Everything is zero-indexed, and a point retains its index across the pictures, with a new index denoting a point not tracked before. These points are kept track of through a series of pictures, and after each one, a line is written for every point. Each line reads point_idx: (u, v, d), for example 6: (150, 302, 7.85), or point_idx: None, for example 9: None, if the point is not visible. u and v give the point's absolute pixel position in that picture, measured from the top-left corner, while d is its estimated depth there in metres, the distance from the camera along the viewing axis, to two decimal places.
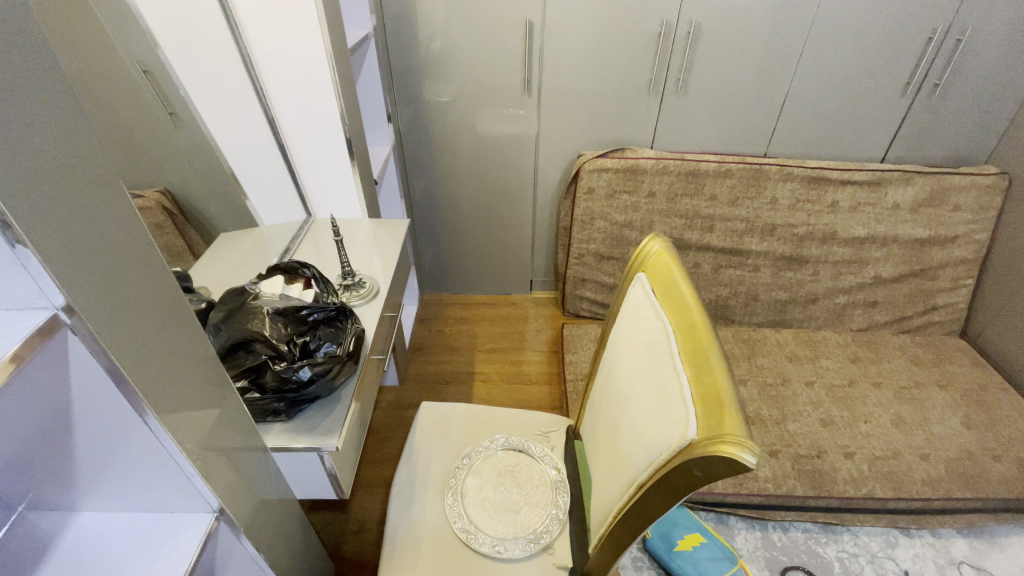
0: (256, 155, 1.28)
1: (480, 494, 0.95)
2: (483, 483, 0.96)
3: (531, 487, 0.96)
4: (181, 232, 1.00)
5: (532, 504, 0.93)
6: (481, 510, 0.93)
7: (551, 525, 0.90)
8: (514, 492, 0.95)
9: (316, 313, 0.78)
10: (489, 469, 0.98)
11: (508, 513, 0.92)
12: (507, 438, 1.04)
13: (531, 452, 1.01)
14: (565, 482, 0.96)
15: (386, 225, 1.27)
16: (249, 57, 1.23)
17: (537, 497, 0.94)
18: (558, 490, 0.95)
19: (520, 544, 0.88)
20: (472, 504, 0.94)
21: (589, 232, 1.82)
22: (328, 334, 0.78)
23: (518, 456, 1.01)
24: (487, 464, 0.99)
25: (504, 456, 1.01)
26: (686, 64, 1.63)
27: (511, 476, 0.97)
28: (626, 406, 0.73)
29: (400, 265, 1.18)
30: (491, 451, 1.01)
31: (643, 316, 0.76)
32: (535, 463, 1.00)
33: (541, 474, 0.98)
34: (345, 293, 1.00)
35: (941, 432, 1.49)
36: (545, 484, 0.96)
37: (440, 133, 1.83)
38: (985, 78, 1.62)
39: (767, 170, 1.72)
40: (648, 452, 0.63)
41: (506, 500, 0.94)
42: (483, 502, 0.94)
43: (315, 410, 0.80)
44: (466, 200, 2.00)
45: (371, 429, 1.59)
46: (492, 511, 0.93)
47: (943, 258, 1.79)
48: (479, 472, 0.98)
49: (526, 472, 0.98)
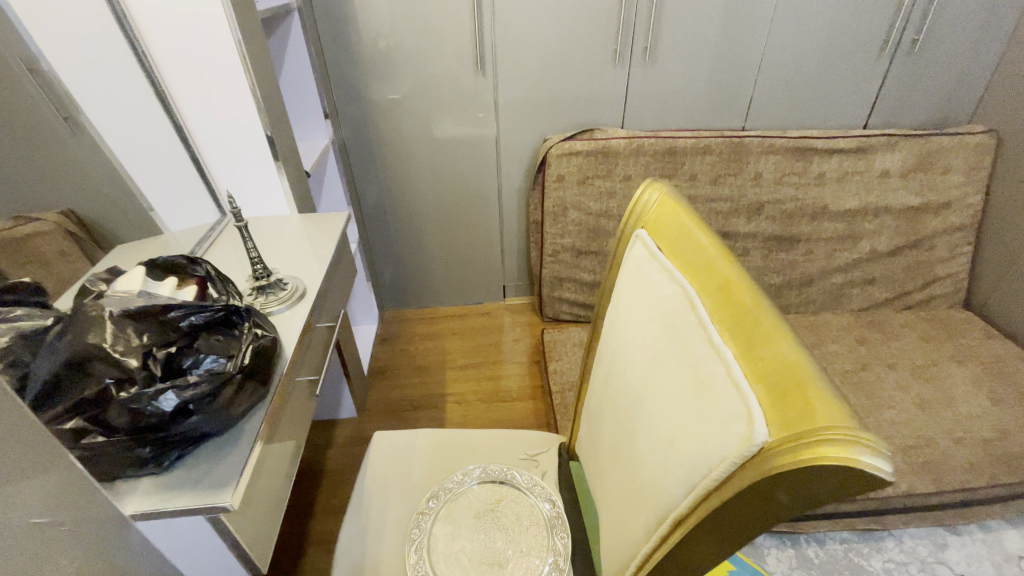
0: (146, 140, 1.02)
1: (453, 548, 0.71)
2: (457, 531, 0.73)
3: (520, 529, 0.73)
4: (89, 257, 0.84)
5: (523, 553, 0.71)
6: (456, 569, 0.69)
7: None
8: (498, 539, 0.72)
9: (193, 315, 0.55)
10: (463, 512, 0.75)
11: (493, 569, 0.69)
12: (483, 468, 0.81)
13: (516, 483, 0.79)
14: (562, 518, 0.74)
15: (318, 218, 1.04)
16: (125, 14, 0.98)
17: (529, 541, 0.72)
18: (554, 529, 0.73)
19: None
20: (444, 561, 0.70)
21: (563, 225, 1.61)
22: (211, 344, 0.55)
23: (500, 490, 0.78)
24: (460, 505, 0.76)
25: (481, 493, 0.78)
26: (652, 31, 1.48)
27: (492, 519, 0.74)
28: (639, 409, 0.52)
29: (336, 263, 0.96)
30: (463, 487, 0.78)
31: (647, 284, 0.56)
32: (522, 497, 0.77)
33: (530, 510, 0.75)
34: (258, 298, 0.77)
35: (973, 411, 1.33)
36: (536, 523, 0.74)
37: (387, 126, 1.61)
38: (963, 31, 1.53)
39: (748, 143, 1.57)
40: (684, 475, 0.42)
41: (488, 551, 0.71)
42: (458, 557, 0.70)
43: (201, 456, 0.56)
44: (423, 201, 1.78)
45: (326, 472, 1.33)
46: (471, 568, 0.69)
47: (939, 225, 1.68)
48: (450, 517, 0.75)
49: (510, 510, 0.75)
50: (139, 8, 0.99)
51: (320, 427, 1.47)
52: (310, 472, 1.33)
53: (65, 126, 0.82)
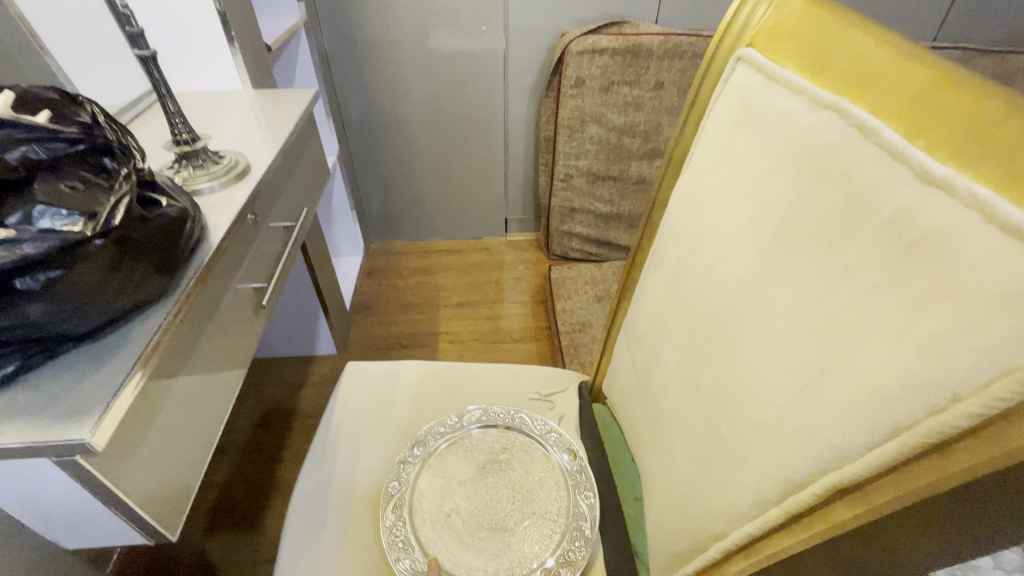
0: None
1: (443, 508, 0.54)
2: (449, 487, 0.55)
3: (532, 486, 0.55)
4: None
5: (536, 516, 0.53)
6: (448, 535, 0.52)
7: (572, 548, 0.50)
8: (503, 498, 0.55)
9: (28, 143, 0.33)
10: (458, 462, 0.57)
11: (496, 536, 0.52)
12: (485, 409, 0.62)
13: (526, 429, 0.61)
14: (588, 473, 0.56)
15: (277, 97, 0.81)
16: None
17: (544, 500, 0.54)
18: (575, 487, 0.55)
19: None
20: (431, 524, 0.52)
21: (578, 143, 1.38)
22: (56, 191, 0.34)
23: (506, 436, 0.60)
24: (454, 453, 0.58)
25: (482, 441, 0.59)
26: None
27: (496, 472, 0.56)
28: (743, 314, 0.33)
29: (295, 147, 0.73)
30: (459, 432, 0.60)
31: (758, 126, 0.35)
32: (534, 447, 0.59)
33: (544, 463, 0.58)
34: (184, 170, 0.57)
35: None
36: (553, 479, 0.56)
37: (370, 10, 1.31)
38: None
39: None
40: (868, 410, 0.23)
41: (491, 513, 0.53)
42: (451, 520, 0.53)
43: (57, 372, 0.36)
44: (415, 112, 1.51)
45: (299, 413, 1.16)
46: (468, 534, 0.52)
47: None
48: (441, 469, 0.57)
49: (520, 463, 0.58)
50: None
51: (293, 364, 1.29)
52: (281, 414, 1.16)
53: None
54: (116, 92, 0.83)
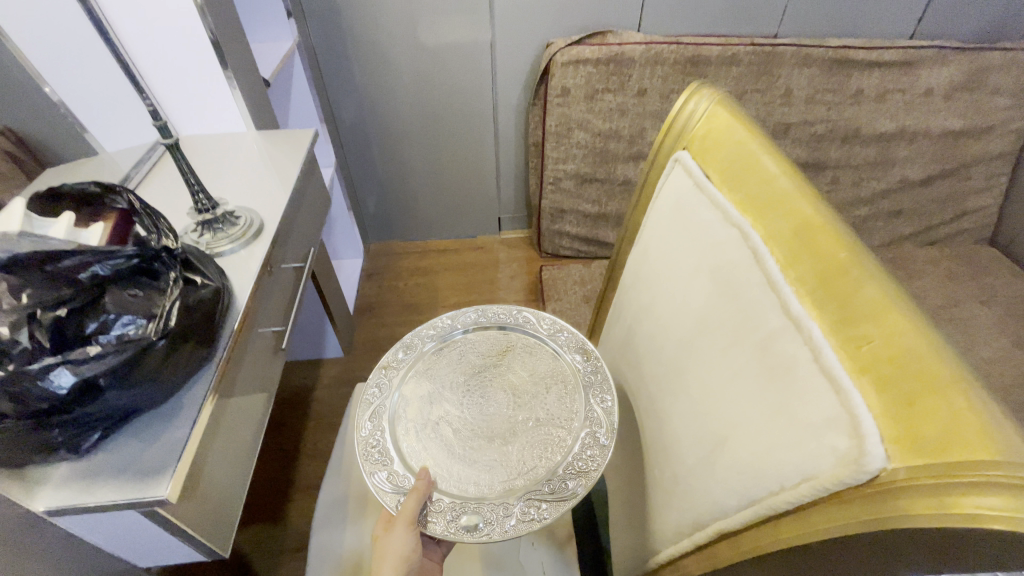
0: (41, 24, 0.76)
1: (430, 416, 0.58)
2: (438, 396, 0.60)
3: (535, 393, 0.60)
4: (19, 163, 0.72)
5: (537, 423, 0.57)
6: (434, 443, 0.56)
7: (584, 460, 0.52)
8: (498, 403, 0.59)
9: (98, 266, 0.41)
10: (448, 367, 0.63)
11: (490, 447, 0.56)
12: (478, 315, 0.68)
13: (530, 331, 0.66)
14: (602, 373, 0.59)
15: (278, 137, 0.88)
16: None
17: (547, 408, 0.58)
18: (594, 392, 0.58)
19: (516, 512, 0.50)
20: (413, 435, 0.56)
21: (566, 148, 1.44)
22: (121, 300, 0.42)
23: (506, 337, 0.66)
24: (445, 358, 0.64)
25: (477, 343, 0.65)
26: None
27: (494, 375, 0.62)
28: (674, 385, 0.42)
29: (303, 191, 0.82)
30: (452, 337, 0.66)
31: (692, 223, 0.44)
32: (535, 348, 0.64)
33: (552, 362, 0.62)
34: (205, 236, 0.64)
35: (993, 355, 1.27)
36: (559, 378, 0.60)
37: (361, 24, 1.36)
38: None
39: (782, 52, 1.34)
40: (741, 485, 0.32)
41: (489, 417, 0.58)
42: (438, 429, 0.57)
43: (132, 436, 0.45)
44: (408, 117, 1.57)
45: (312, 415, 1.27)
46: (458, 444, 0.56)
47: (977, 153, 1.54)
48: (428, 373, 0.62)
49: (517, 365, 0.63)
50: None
51: (304, 367, 1.39)
52: (296, 415, 1.26)
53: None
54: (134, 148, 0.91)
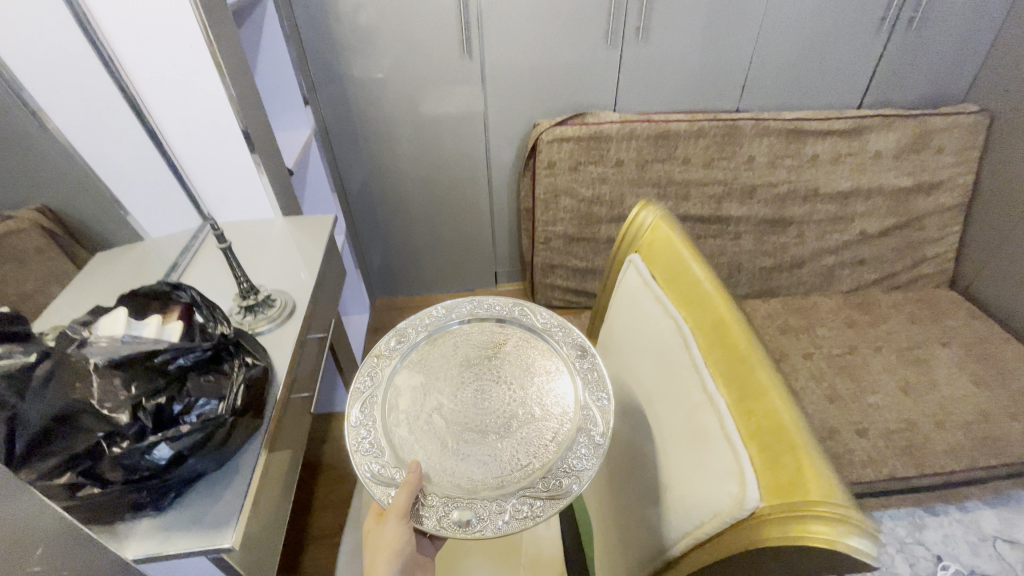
0: (94, 131, 0.92)
1: (423, 409, 0.68)
2: (432, 391, 0.69)
3: (530, 389, 0.70)
4: (64, 250, 0.84)
5: (531, 420, 0.67)
6: (425, 437, 0.65)
7: (576, 459, 0.62)
8: (492, 397, 0.69)
9: (183, 359, 0.53)
10: (441, 361, 0.73)
11: (483, 443, 0.65)
12: (473, 305, 0.78)
13: (527, 325, 0.76)
14: (600, 370, 0.68)
15: (304, 223, 1.04)
16: (84, 15, 0.86)
17: (541, 404, 0.68)
18: (594, 390, 0.67)
19: (509, 509, 0.59)
20: (405, 427, 0.66)
21: (554, 212, 1.59)
22: (200, 385, 0.54)
23: (502, 331, 0.76)
24: (437, 351, 0.73)
25: (476, 335, 0.75)
26: (647, 10, 1.42)
27: (489, 369, 0.72)
28: (644, 441, 0.56)
29: (327, 270, 0.96)
30: (446, 327, 0.76)
31: (658, 314, 0.58)
32: (530, 341, 0.74)
33: (548, 358, 0.72)
34: (248, 317, 0.76)
35: (953, 394, 1.37)
36: (554, 375, 0.70)
37: (370, 110, 1.55)
38: (960, 7, 1.53)
39: (742, 125, 1.51)
40: (686, 518, 0.46)
41: (485, 412, 0.68)
42: (430, 423, 0.66)
43: (199, 495, 0.56)
44: (411, 186, 1.74)
45: (322, 467, 1.35)
46: (449, 437, 0.65)
47: (928, 206, 1.69)
48: (419, 366, 0.71)
49: (512, 360, 0.73)
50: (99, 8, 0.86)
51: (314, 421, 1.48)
52: (308, 468, 1.35)
53: (31, 118, 0.80)
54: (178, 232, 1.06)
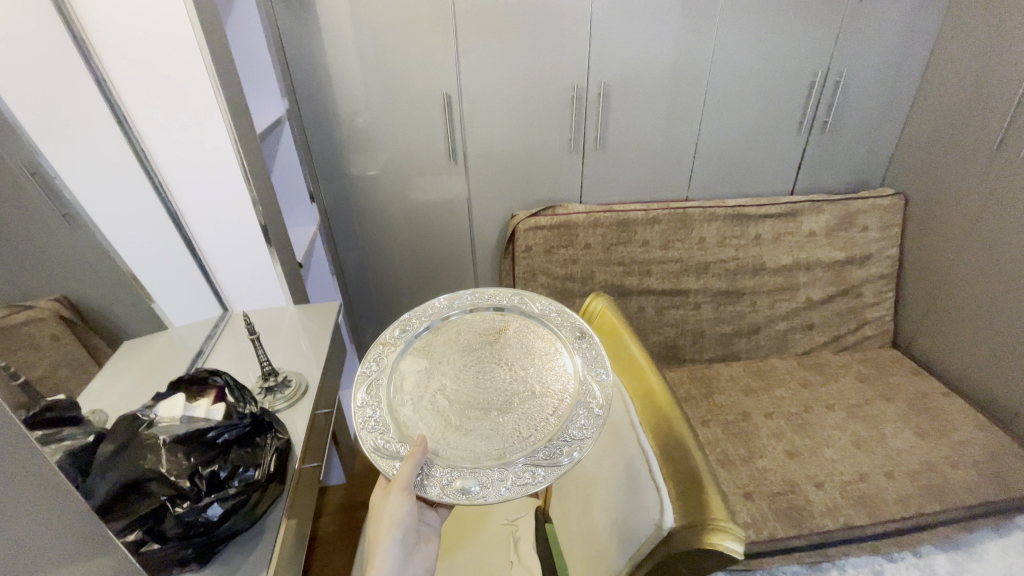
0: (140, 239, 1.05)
1: (428, 392, 0.80)
2: (436, 376, 0.81)
3: (528, 368, 0.82)
4: (82, 341, 0.85)
5: (530, 396, 0.78)
6: (428, 416, 0.76)
7: (577, 430, 0.71)
8: (493, 378, 0.82)
9: (227, 433, 0.66)
10: (443, 348, 0.85)
11: (486, 420, 0.76)
12: (473, 296, 0.90)
13: (524, 311, 0.89)
14: (596, 348, 0.80)
15: (313, 310, 1.20)
16: (142, 150, 1.05)
17: (541, 382, 0.80)
18: (593, 366, 0.79)
19: (512, 475, 0.68)
20: (410, 408, 0.77)
21: (532, 289, 1.76)
22: (241, 455, 0.67)
23: (502, 320, 0.89)
24: (439, 338, 0.86)
25: (477, 322, 0.88)
26: (602, 121, 1.70)
27: (490, 354, 0.84)
28: (594, 485, 0.76)
29: (332, 352, 1.11)
30: (449, 317, 0.88)
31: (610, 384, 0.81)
32: (528, 327, 0.87)
33: (547, 340, 0.85)
34: (267, 397, 0.90)
35: (900, 446, 1.51)
36: (551, 354, 0.83)
37: (368, 205, 1.77)
38: (863, 115, 1.85)
39: (691, 213, 1.76)
40: (624, 541, 0.65)
41: (488, 392, 0.80)
42: (433, 404, 0.78)
43: (231, 554, 0.67)
44: (403, 269, 1.92)
45: (317, 540, 1.40)
46: (451, 415, 0.77)
47: (864, 275, 1.91)
48: (423, 354, 0.84)
49: (509, 345, 0.85)
50: (154, 141, 1.06)
51: None
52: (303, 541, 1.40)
53: (64, 221, 0.86)
54: (199, 321, 1.20)
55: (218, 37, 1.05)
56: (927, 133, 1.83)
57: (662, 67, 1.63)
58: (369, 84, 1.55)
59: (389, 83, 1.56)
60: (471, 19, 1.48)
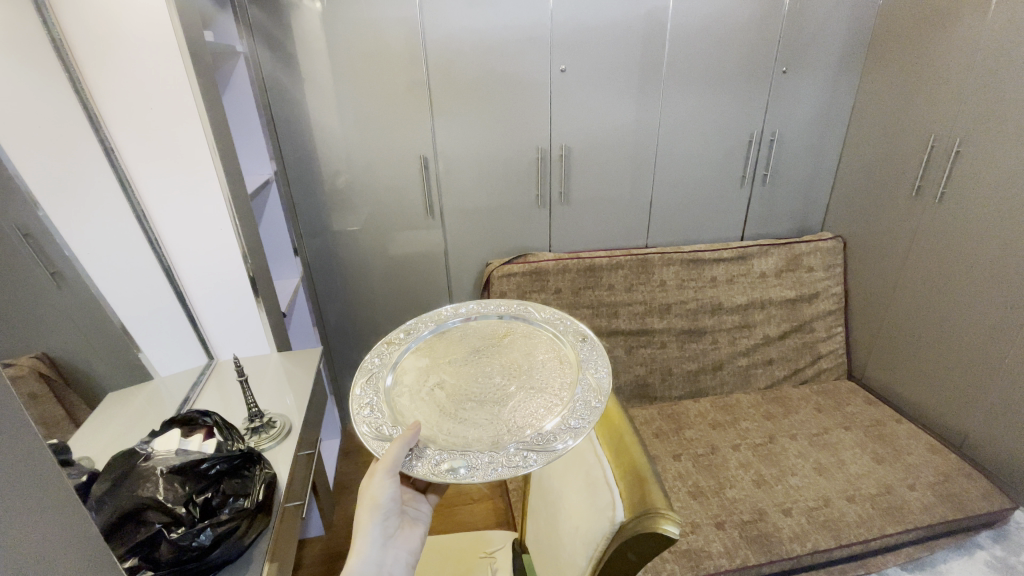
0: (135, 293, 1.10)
1: (428, 386, 0.88)
2: (437, 374, 0.90)
3: (529, 366, 0.90)
4: (60, 398, 0.81)
5: (530, 390, 0.85)
6: (424, 406, 0.84)
7: (573, 419, 0.77)
8: (494, 373, 0.90)
9: (219, 464, 0.71)
10: (445, 350, 0.95)
11: (482, 410, 0.83)
12: (478, 306, 1.02)
13: (528, 319, 0.99)
14: (599, 350, 0.89)
15: (296, 357, 1.26)
16: (142, 211, 1.14)
17: (542, 379, 0.87)
18: (595, 365, 0.86)
19: (504, 458, 0.73)
20: (408, 398, 0.85)
21: None
22: (232, 485, 0.72)
23: (507, 326, 0.99)
24: (442, 341, 0.96)
25: (482, 327, 0.99)
26: (565, 178, 1.87)
27: (493, 354, 0.93)
28: (558, 499, 0.83)
29: (314, 396, 1.16)
30: (454, 322, 0.99)
31: None
32: (531, 332, 0.97)
33: (551, 343, 0.94)
34: (254, 437, 0.95)
35: (858, 470, 1.60)
36: (556, 356, 0.91)
37: (348, 258, 1.86)
38: (797, 169, 2.08)
39: (651, 258, 1.90)
40: (585, 542, 0.73)
41: (488, 387, 0.87)
42: (430, 395, 0.86)
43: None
44: (382, 318, 1.99)
45: None
46: (447, 405, 0.84)
47: (814, 312, 2.07)
48: (426, 354, 0.94)
49: (513, 346, 0.95)
50: (153, 203, 1.15)
51: None
52: None
53: (50, 280, 0.85)
54: (185, 370, 1.24)
55: (216, 110, 1.17)
56: (855, 182, 2.05)
57: (617, 130, 1.82)
58: (350, 148, 1.69)
59: (371, 146, 1.70)
60: (445, 89, 1.66)
